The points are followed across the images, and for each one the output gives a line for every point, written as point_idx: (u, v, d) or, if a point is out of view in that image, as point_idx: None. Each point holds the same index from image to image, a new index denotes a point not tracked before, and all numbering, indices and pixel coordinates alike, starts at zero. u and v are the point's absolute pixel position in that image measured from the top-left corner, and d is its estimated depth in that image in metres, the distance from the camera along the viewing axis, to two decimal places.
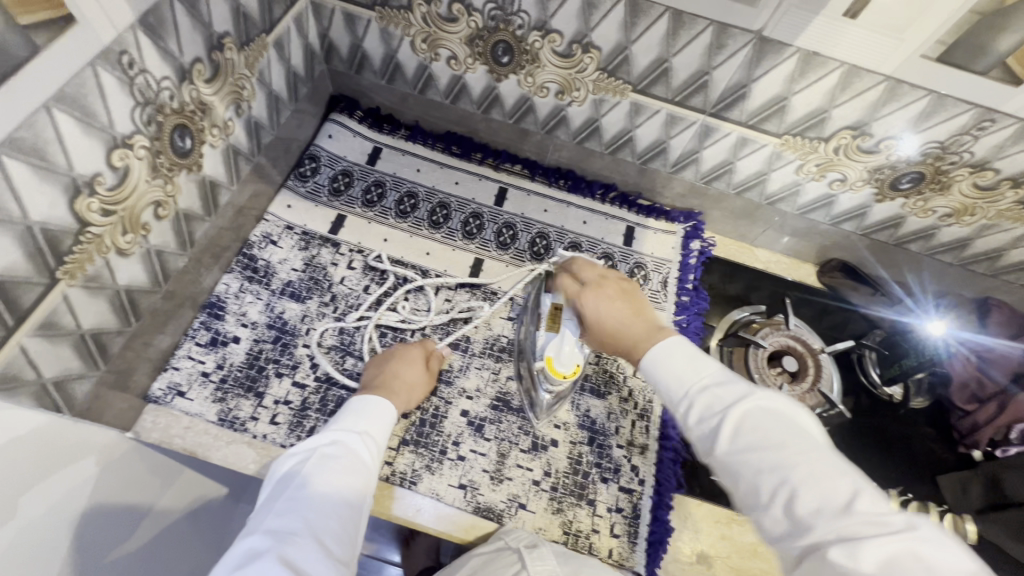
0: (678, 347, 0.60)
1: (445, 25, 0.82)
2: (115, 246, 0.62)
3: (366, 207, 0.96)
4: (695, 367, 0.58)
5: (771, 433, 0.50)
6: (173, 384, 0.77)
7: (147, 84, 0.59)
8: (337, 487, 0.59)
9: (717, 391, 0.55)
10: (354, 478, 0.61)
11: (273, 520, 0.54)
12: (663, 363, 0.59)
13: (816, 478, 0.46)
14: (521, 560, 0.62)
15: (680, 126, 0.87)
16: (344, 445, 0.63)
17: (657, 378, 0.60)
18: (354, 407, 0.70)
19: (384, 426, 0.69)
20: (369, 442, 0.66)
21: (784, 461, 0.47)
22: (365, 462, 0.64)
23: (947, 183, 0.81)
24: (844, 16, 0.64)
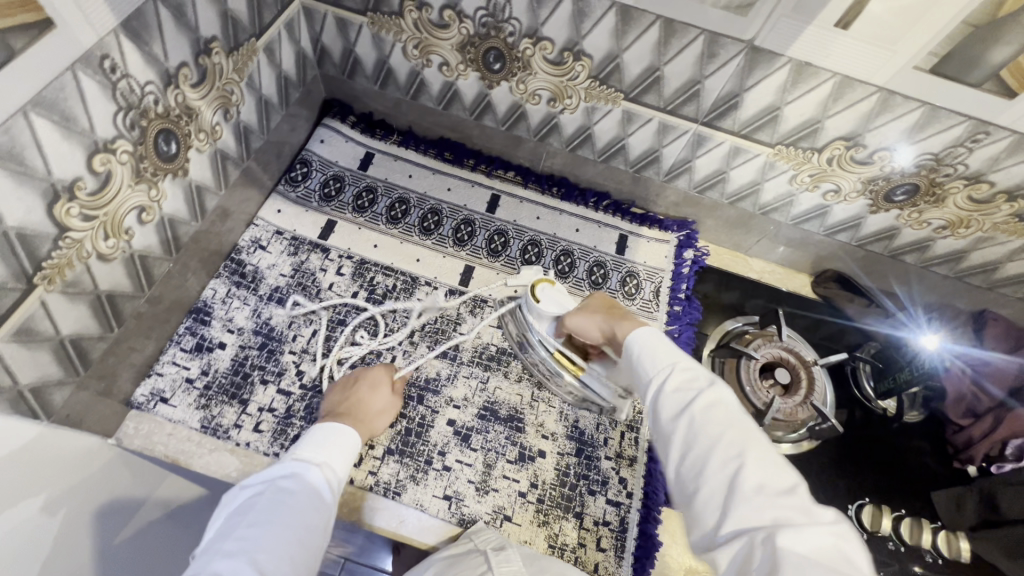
0: (653, 337, 0.58)
1: (437, 32, 0.82)
2: (96, 251, 0.61)
3: (356, 213, 0.96)
4: (671, 353, 0.55)
5: (712, 433, 0.48)
6: (156, 390, 0.77)
7: (131, 89, 0.59)
8: (296, 524, 0.56)
9: (682, 380, 0.52)
10: (314, 514, 0.59)
11: (224, 559, 0.50)
12: (645, 349, 0.57)
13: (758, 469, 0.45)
14: (486, 563, 0.60)
15: (672, 134, 0.86)
16: (302, 479, 0.61)
17: (636, 362, 0.57)
18: (314, 434, 0.68)
19: (346, 457, 0.67)
20: (328, 473, 0.64)
21: (735, 452, 0.46)
22: (324, 495, 0.62)
23: (942, 196, 0.80)
24: (835, 26, 0.63)
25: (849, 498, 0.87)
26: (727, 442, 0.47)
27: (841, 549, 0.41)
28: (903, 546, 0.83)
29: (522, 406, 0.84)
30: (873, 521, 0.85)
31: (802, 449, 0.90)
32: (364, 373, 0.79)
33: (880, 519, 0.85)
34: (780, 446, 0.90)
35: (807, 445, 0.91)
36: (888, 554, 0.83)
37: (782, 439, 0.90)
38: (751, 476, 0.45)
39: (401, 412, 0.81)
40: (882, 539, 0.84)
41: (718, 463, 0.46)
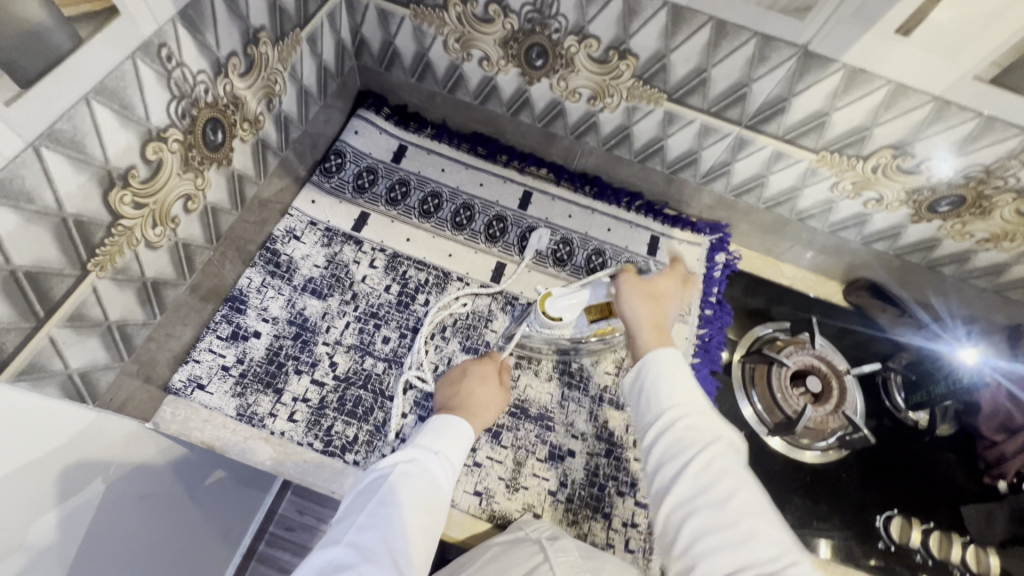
0: (678, 365, 0.62)
1: (480, 26, 0.81)
2: (145, 239, 0.62)
3: (390, 205, 0.96)
4: (682, 387, 0.61)
5: (718, 478, 0.54)
6: (193, 376, 0.77)
7: (184, 78, 0.59)
8: (417, 508, 0.60)
9: (680, 420, 0.58)
10: (430, 503, 0.62)
11: (356, 535, 0.54)
12: (659, 375, 0.62)
13: (751, 516, 0.51)
14: (542, 552, 0.60)
15: (714, 137, 0.85)
16: (422, 465, 0.64)
17: (646, 388, 0.62)
18: (434, 425, 0.69)
19: (463, 449, 0.68)
20: (446, 464, 0.66)
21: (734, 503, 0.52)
22: (440, 486, 0.64)
23: (988, 208, 0.79)
24: (895, 33, 0.62)
25: (878, 509, 0.87)
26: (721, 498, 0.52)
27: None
28: (931, 560, 0.83)
29: (552, 406, 0.84)
30: (902, 534, 0.85)
31: (831, 457, 0.90)
32: (478, 371, 0.78)
33: (909, 532, 0.85)
34: (807, 453, 0.89)
35: (836, 454, 0.90)
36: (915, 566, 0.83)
37: (810, 447, 0.89)
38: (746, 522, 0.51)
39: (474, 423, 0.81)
40: (910, 551, 0.84)
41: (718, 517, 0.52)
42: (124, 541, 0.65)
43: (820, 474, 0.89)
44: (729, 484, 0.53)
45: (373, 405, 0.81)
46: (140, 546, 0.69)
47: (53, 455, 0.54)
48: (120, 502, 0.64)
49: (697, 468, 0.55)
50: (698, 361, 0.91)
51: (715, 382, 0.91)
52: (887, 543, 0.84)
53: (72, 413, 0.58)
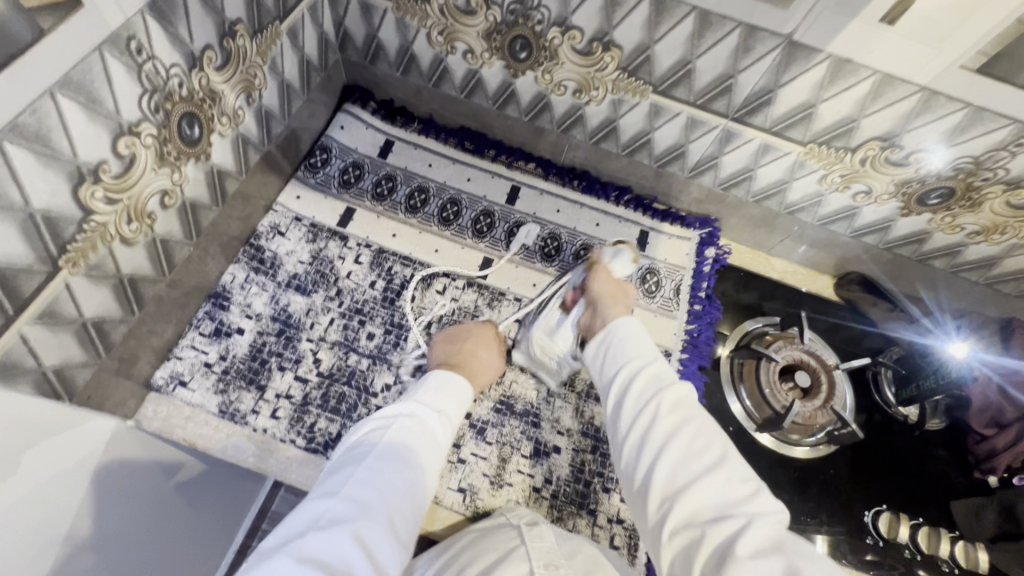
0: (635, 331, 0.63)
1: (462, 18, 0.80)
2: (120, 235, 0.61)
3: (375, 201, 0.95)
4: (636, 348, 0.60)
5: (672, 419, 0.52)
6: (176, 374, 0.77)
7: (156, 71, 0.58)
8: (416, 463, 0.57)
9: (650, 383, 0.56)
10: (429, 457, 0.59)
11: (352, 489, 0.51)
12: (621, 339, 0.62)
13: (726, 469, 0.49)
14: (520, 536, 0.58)
15: (701, 129, 0.84)
16: (421, 418, 0.61)
17: (608, 349, 0.62)
18: (432, 379, 0.68)
19: (460, 406, 0.66)
20: (445, 420, 0.64)
21: (705, 451, 0.50)
22: (438, 441, 0.62)
23: (978, 200, 0.78)
24: (881, 22, 0.60)
25: (866, 504, 0.86)
26: (693, 455, 0.49)
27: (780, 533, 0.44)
28: (920, 555, 0.83)
29: (538, 402, 0.84)
30: (890, 528, 0.84)
31: (819, 453, 0.89)
32: (473, 328, 0.81)
33: (897, 527, 0.84)
34: (797, 449, 0.89)
35: (823, 449, 0.89)
36: (902, 561, 0.83)
37: (799, 443, 0.89)
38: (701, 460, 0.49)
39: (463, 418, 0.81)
40: (898, 547, 0.83)
41: (672, 453, 0.50)
42: (124, 527, 0.61)
43: (808, 470, 0.88)
44: (682, 423, 0.52)
45: (356, 401, 0.80)
46: (141, 534, 0.63)
47: (28, 439, 0.52)
48: (116, 490, 0.61)
49: (664, 420, 0.53)
50: (685, 357, 0.91)
51: (703, 377, 0.91)
52: (875, 538, 0.84)
53: (35, 403, 0.56)
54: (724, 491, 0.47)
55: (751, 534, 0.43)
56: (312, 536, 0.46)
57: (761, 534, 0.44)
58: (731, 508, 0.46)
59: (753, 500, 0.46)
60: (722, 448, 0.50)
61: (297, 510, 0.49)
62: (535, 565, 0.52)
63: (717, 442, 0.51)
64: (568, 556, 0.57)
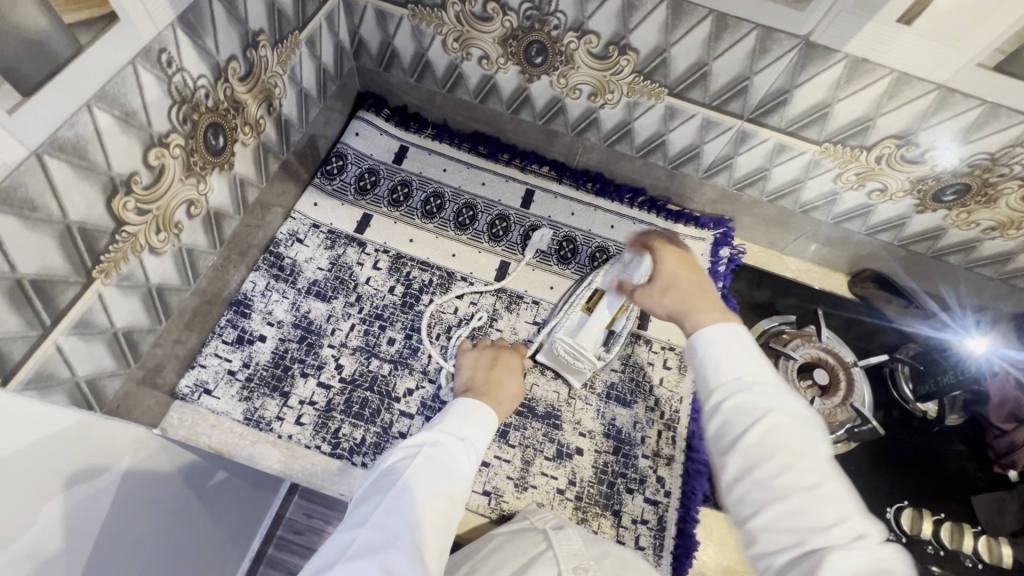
0: (741, 343, 0.49)
1: (479, 24, 0.81)
2: (149, 245, 0.62)
3: (392, 207, 0.96)
4: (743, 359, 0.48)
5: (787, 459, 0.43)
6: (200, 382, 0.78)
7: (184, 83, 0.58)
8: (443, 493, 0.56)
9: (744, 397, 0.46)
10: (456, 488, 0.58)
11: (381, 518, 0.51)
12: (724, 350, 0.49)
13: (832, 497, 0.41)
14: (547, 540, 0.59)
15: (716, 130, 0.84)
16: (449, 449, 0.60)
17: (709, 357, 0.50)
18: (458, 407, 0.67)
19: (485, 435, 0.65)
20: (471, 450, 0.62)
21: (822, 498, 0.41)
22: (465, 471, 0.60)
23: (994, 196, 0.79)
24: (897, 22, 0.61)
25: (888, 500, 0.87)
26: (792, 482, 0.42)
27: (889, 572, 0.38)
28: (944, 551, 0.83)
29: (559, 404, 0.84)
30: (913, 525, 0.85)
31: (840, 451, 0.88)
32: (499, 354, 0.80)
33: (920, 523, 0.84)
34: None
35: (845, 447, 0.88)
36: (926, 557, 0.83)
37: None
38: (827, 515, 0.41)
39: None
40: (922, 543, 0.84)
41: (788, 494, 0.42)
42: (136, 545, 0.61)
43: None
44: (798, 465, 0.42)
45: (379, 406, 0.81)
46: (154, 549, 0.64)
47: (61, 443, 0.52)
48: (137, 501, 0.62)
49: (774, 454, 0.43)
50: None
51: None
52: (898, 534, 0.84)
53: (60, 414, 0.54)
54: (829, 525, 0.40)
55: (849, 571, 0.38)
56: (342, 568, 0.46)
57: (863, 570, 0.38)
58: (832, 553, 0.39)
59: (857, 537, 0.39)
60: (833, 477, 0.42)
61: (331, 539, 0.50)
62: (564, 569, 0.53)
63: (828, 469, 0.42)
64: (597, 558, 0.57)
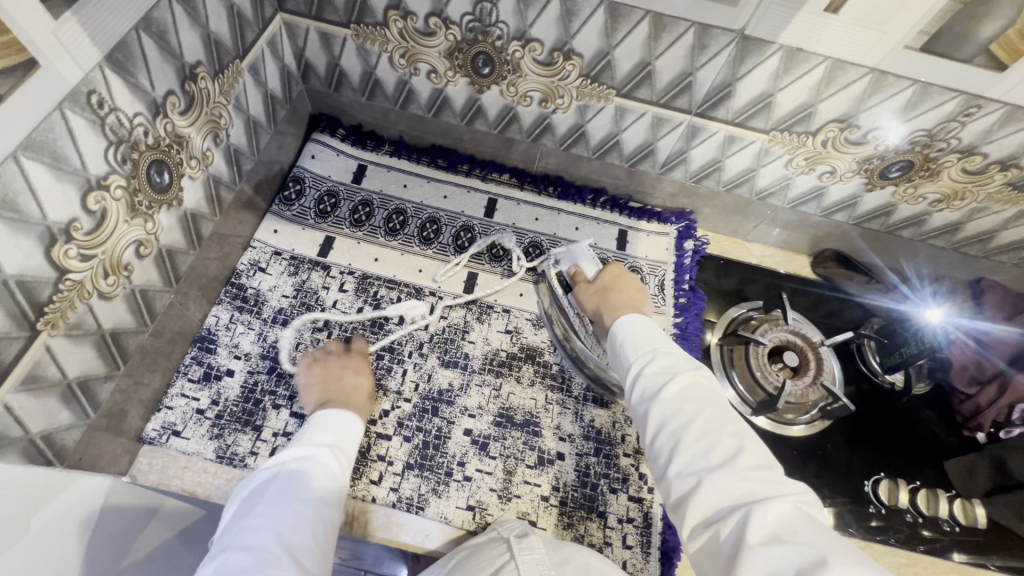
0: (646, 327, 0.65)
1: (423, 40, 0.81)
2: (97, 290, 0.60)
3: (355, 227, 0.95)
4: (651, 341, 0.62)
5: (692, 403, 0.54)
6: (167, 424, 0.76)
7: (120, 122, 0.57)
8: (313, 500, 0.59)
9: (669, 365, 0.58)
10: (331, 494, 0.61)
11: (247, 537, 0.52)
12: (632, 334, 0.64)
13: (757, 450, 0.50)
14: (508, 552, 0.57)
15: (666, 127, 0.86)
16: (316, 459, 0.63)
17: (622, 343, 0.64)
18: (317, 420, 0.69)
19: (351, 440, 0.69)
20: (340, 455, 0.66)
21: (725, 437, 0.51)
22: (335, 475, 0.64)
23: (936, 170, 0.81)
24: (825, 11, 0.63)
25: (866, 474, 0.88)
26: (723, 433, 0.51)
27: (805, 512, 0.45)
28: (920, 517, 0.85)
29: (537, 411, 0.84)
30: (890, 495, 0.86)
31: (816, 428, 0.91)
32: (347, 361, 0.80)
33: (897, 493, 0.86)
34: (793, 428, 0.90)
35: (820, 424, 0.91)
36: (906, 527, 0.84)
37: (795, 422, 0.90)
38: (747, 458, 0.49)
39: (468, 430, 0.81)
40: (900, 512, 0.85)
41: (703, 436, 0.51)
42: None
43: (807, 448, 0.89)
44: (704, 407, 0.53)
45: None
46: None
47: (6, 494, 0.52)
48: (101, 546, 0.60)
49: (686, 401, 0.54)
50: None
51: None
52: (877, 507, 0.85)
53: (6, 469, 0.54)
54: (753, 466, 0.48)
55: (774, 509, 0.45)
56: None
57: (786, 513, 0.45)
58: (752, 487, 0.47)
59: (781, 483, 0.47)
60: (750, 434, 0.52)
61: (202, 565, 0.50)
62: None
63: (745, 430, 0.52)
64: (557, 567, 0.56)
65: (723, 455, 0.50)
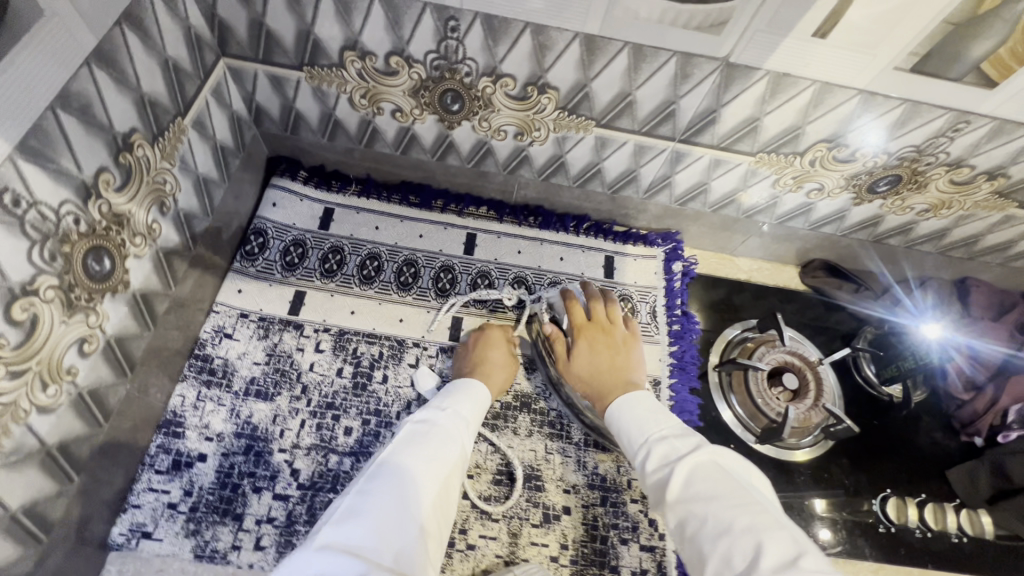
0: (638, 407, 0.66)
1: (384, 79, 0.74)
2: (35, 405, 0.53)
3: (326, 278, 0.88)
4: (647, 427, 0.62)
5: (703, 493, 0.52)
6: (136, 525, 0.69)
7: (44, 217, 0.50)
8: (431, 454, 0.60)
9: (669, 452, 0.58)
10: (451, 452, 0.62)
11: (365, 484, 0.55)
12: (629, 420, 0.65)
13: (781, 543, 0.46)
14: None
15: (650, 154, 0.82)
16: (432, 420, 0.65)
17: (624, 432, 0.65)
18: (449, 390, 0.72)
19: (473, 408, 0.70)
20: (457, 418, 0.67)
21: (743, 531, 0.48)
22: (455, 435, 0.64)
23: (924, 182, 0.80)
24: (814, 36, 0.60)
25: (873, 492, 0.87)
26: (738, 529, 0.48)
27: None
28: (930, 532, 0.85)
29: (538, 463, 0.80)
30: (899, 513, 0.85)
31: (820, 450, 0.89)
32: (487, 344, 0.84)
33: (905, 510, 0.85)
34: (797, 452, 0.88)
35: (823, 446, 0.89)
36: (917, 544, 0.84)
37: (798, 446, 0.88)
38: (770, 555, 0.45)
39: (468, 492, 0.77)
40: (909, 530, 0.84)
41: (722, 536, 0.49)
42: None
43: (812, 470, 0.87)
44: (716, 498, 0.51)
45: None
46: None
47: None
48: None
49: (696, 491, 0.53)
50: (675, 381, 0.89)
51: (697, 398, 0.89)
52: (887, 526, 0.84)
53: None
54: (777, 566, 0.44)
55: None
56: (331, 528, 0.50)
57: None
58: None
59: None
60: (772, 522, 0.48)
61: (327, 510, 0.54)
62: None
63: (766, 517, 0.49)
64: None
65: (746, 557, 0.46)
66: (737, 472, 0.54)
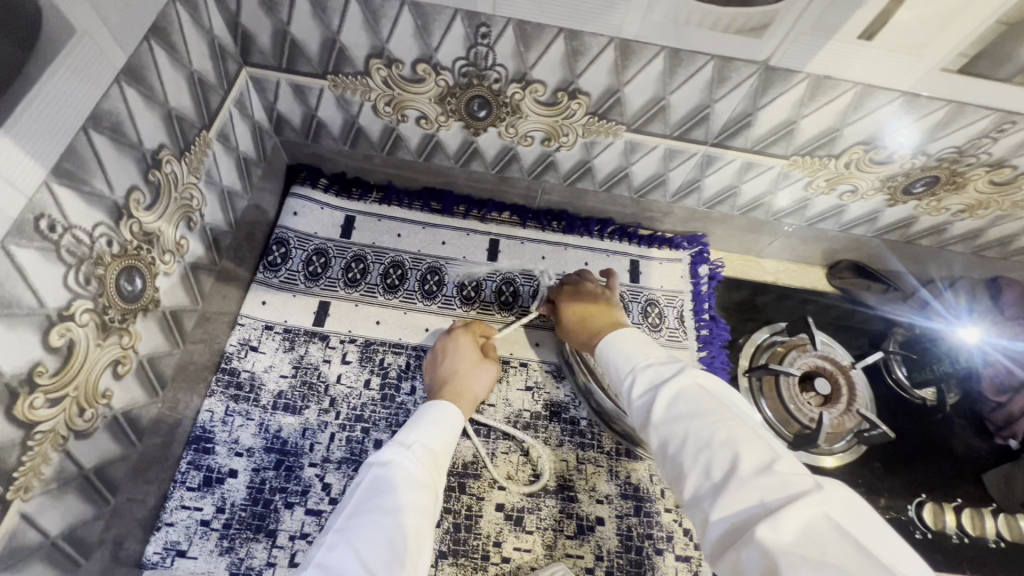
0: (626, 339, 0.64)
1: (410, 86, 0.73)
2: (72, 431, 0.52)
3: (350, 287, 0.87)
4: (637, 355, 0.61)
5: (687, 411, 0.51)
6: (170, 544, 0.68)
7: (79, 240, 0.48)
8: (396, 506, 0.55)
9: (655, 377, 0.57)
10: (421, 498, 0.57)
11: (326, 555, 0.50)
12: (617, 349, 0.64)
13: (756, 451, 0.46)
14: None
15: (680, 158, 0.80)
16: (396, 462, 0.59)
17: (611, 359, 0.64)
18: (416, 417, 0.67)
19: (442, 438, 0.65)
20: (423, 453, 0.62)
21: (723, 444, 0.47)
22: (422, 478, 0.59)
23: (963, 183, 0.78)
24: (860, 38, 0.58)
25: (908, 497, 0.86)
26: (716, 442, 0.48)
27: (824, 516, 0.41)
28: (966, 538, 0.84)
29: (570, 473, 0.79)
30: (935, 519, 0.84)
31: (853, 454, 0.88)
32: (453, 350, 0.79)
33: (942, 516, 0.84)
34: (830, 458, 0.87)
35: (857, 451, 0.88)
36: (953, 549, 0.83)
37: (832, 452, 0.87)
38: (749, 460, 0.46)
39: (501, 504, 0.76)
40: (946, 536, 0.83)
41: (703, 447, 0.48)
42: None
43: (845, 476, 0.86)
44: (700, 412, 0.51)
45: None
46: None
47: None
48: None
49: (680, 414, 0.52)
50: None
51: None
52: (924, 532, 0.83)
53: None
54: (753, 474, 0.45)
55: (787, 520, 0.41)
56: None
57: (803, 519, 0.41)
58: (761, 498, 0.43)
59: (792, 482, 0.43)
60: (750, 430, 0.49)
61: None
62: None
63: (745, 426, 0.49)
64: None
65: (724, 465, 0.46)
66: (718, 391, 0.54)
